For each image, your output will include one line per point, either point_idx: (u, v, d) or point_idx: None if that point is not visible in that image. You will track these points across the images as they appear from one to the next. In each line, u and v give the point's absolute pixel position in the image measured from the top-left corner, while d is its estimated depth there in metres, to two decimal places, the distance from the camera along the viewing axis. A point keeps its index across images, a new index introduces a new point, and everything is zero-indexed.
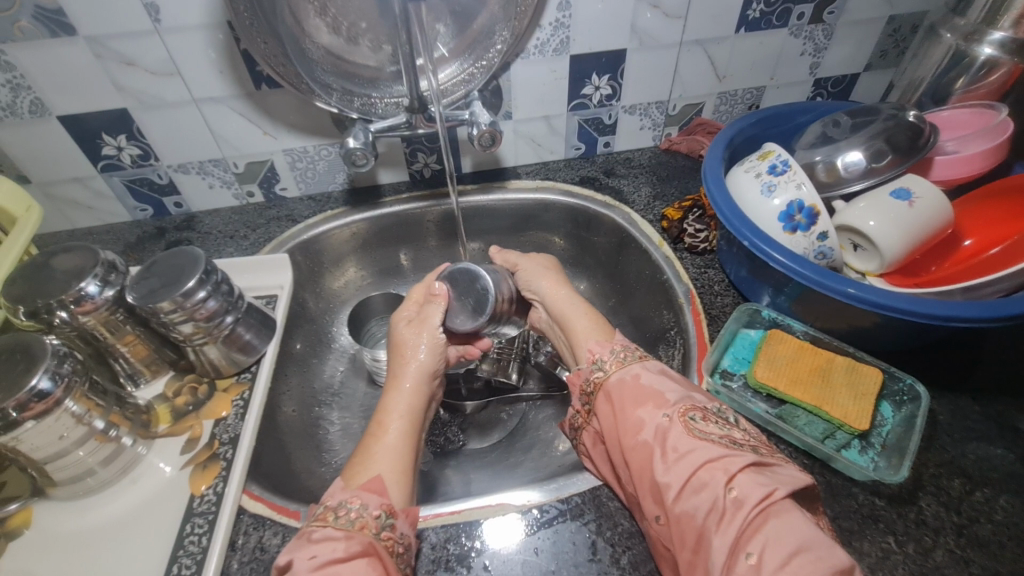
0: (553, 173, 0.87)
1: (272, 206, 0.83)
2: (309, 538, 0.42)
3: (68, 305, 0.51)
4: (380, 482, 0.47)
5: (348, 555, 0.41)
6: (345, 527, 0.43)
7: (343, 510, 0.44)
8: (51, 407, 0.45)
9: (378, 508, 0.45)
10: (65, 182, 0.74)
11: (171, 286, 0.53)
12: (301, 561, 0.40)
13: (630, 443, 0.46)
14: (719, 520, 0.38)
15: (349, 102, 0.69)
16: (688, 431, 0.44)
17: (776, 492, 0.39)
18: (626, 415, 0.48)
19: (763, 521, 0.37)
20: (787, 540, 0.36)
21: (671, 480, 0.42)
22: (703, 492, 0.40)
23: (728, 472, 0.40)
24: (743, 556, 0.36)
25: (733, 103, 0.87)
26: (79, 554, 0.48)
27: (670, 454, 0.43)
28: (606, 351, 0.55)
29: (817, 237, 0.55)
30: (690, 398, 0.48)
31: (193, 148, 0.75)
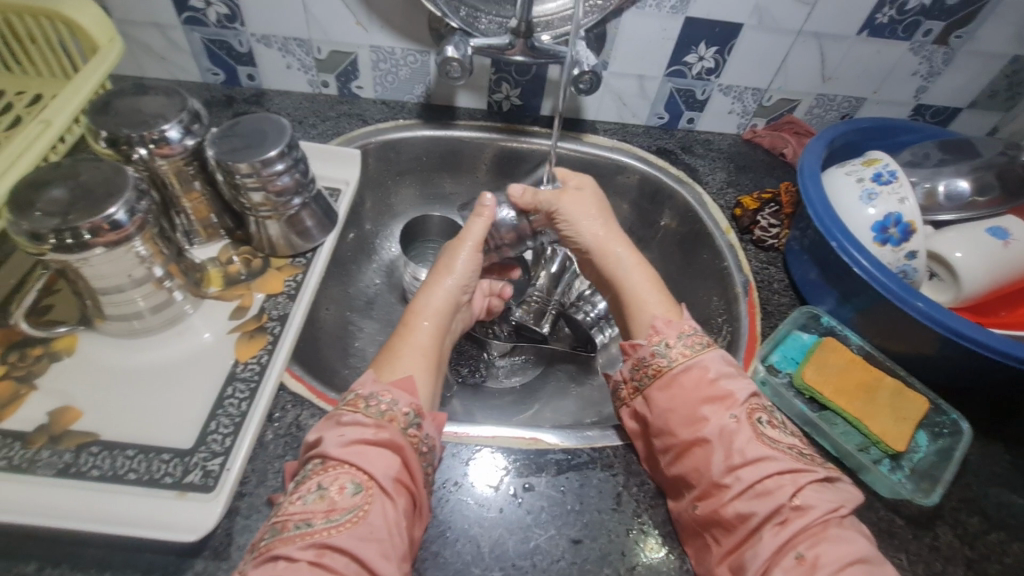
0: (631, 136, 0.84)
1: (344, 101, 0.81)
2: (338, 421, 0.43)
3: (149, 144, 0.50)
4: (412, 381, 0.47)
5: (376, 440, 0.42)
6: (376, 417, 0.43)
7: (374, 400, 0.44)
8: (122, 240, 0.44)
9: (408, 406, 0.45)
10: (144, 26, 0.72)
11: (254, 150, 0.51)
12: (330, 437, 0.42)
13: (688, 436, 0.45)
14: (776, 526, 0.41)
15: (455, 9, 0.66)
16: (756, 435, 0.44)
17: (840, 510, 0.41)
18: (686, 406, 0.46)
19: (823, 530, 0.40)
20: (847, 554, 0.39)
21: (732, 479, 0.43)
22: (766, 498, 0.41)
23: (797, 484, 0.42)
24: (792, 555, 0.40)
25: (828, 108, 0.84)
26: (122, 388, 0.48)
27: (733, 454, 0.44)
28: (673, 334, 0.50)
29: (906, 254, 0.55)
30: (756, 397, 0.47)
31: (282, 21, 0.72)
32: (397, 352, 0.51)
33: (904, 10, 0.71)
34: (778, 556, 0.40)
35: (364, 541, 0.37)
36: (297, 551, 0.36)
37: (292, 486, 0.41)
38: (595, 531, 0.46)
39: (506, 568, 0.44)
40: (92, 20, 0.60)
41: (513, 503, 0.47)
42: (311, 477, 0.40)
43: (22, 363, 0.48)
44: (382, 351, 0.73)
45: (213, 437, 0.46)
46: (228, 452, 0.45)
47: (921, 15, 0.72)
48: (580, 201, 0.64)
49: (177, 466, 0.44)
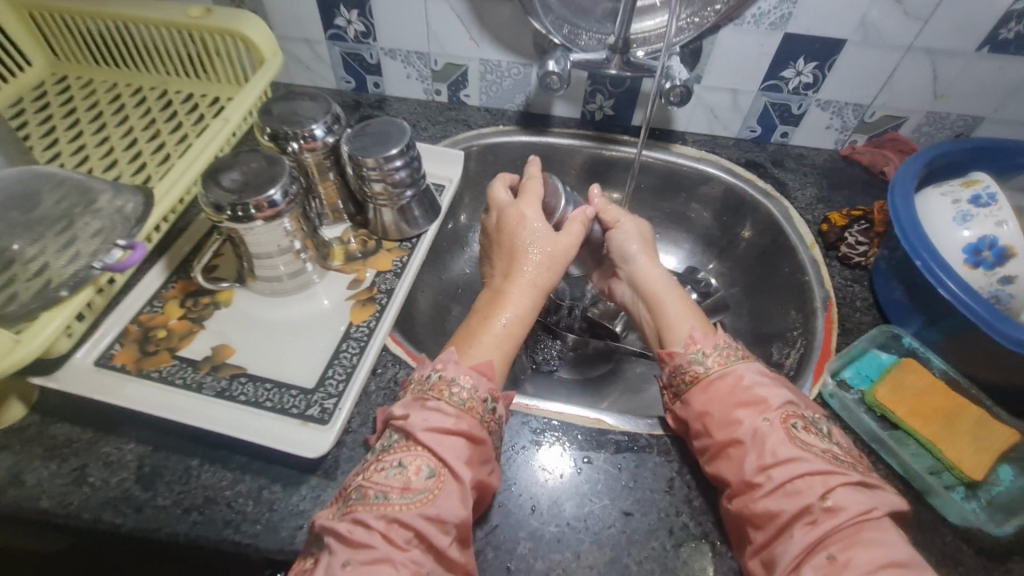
0: (720, 148, 0.86)
1: (452, 108, 0.91)
2: (424, 404, 0.48)
3: (300, 140, 0.61)
4: (490, 365, 0.52)
5: (455, 430, 0.47)
6: (457, 406, 0.48)
7: (456, 389, 0.49)
8: (276, 216, 0.55)
9: (485, 394, 0.50)
10: (297, 41, 0.86)
11: (379, 148, 0.61)
12: (416, 419, 0.47)
13: (723, 437, 0.48)
14: (807, 524, 0.42)
15: (558, 27, 0.73)
16: (789, 438, 0.46)
17: (874, 512, 0.42)
18: (721, 410, 0.49)
19: (856, 531, 0.41)
20: (879, 555, 0.40)
21: (763, 478, 0.45)
22: (796, 498, 0.43)
23: (827, 485, 0.43)
24: (823, 554, 0.41)
25: (940, 126, 0.80)
26: (264, 335, 0.60)
27: (766, 454, 0.46)
28: (709, 345, 0.54)
29: (999, 279, 0.53)
30: (793, 404, 0.49)
31: (407, 37, 0.82)
32: (478, 339, 0.55)
33: None
34: (808, 553, 0.41)
35: (433, 521, 0.42)
36: (374, 519, 0.42)
37: (377, 455, 0.47)
38: (646, 507, 0.50)
39: (561, 526, 0.49)
40: (261, 36, 0.74)
41: (573, 472, 0.52)
42: (394, 453, 0.46)
43: (196, 307, 0.61)
44: None
45: (329, 382, 0.56)
46: (341, 395, 0.55)
47: None
48: (632, 224, 0.68)
49: (301, 401, 0.54)
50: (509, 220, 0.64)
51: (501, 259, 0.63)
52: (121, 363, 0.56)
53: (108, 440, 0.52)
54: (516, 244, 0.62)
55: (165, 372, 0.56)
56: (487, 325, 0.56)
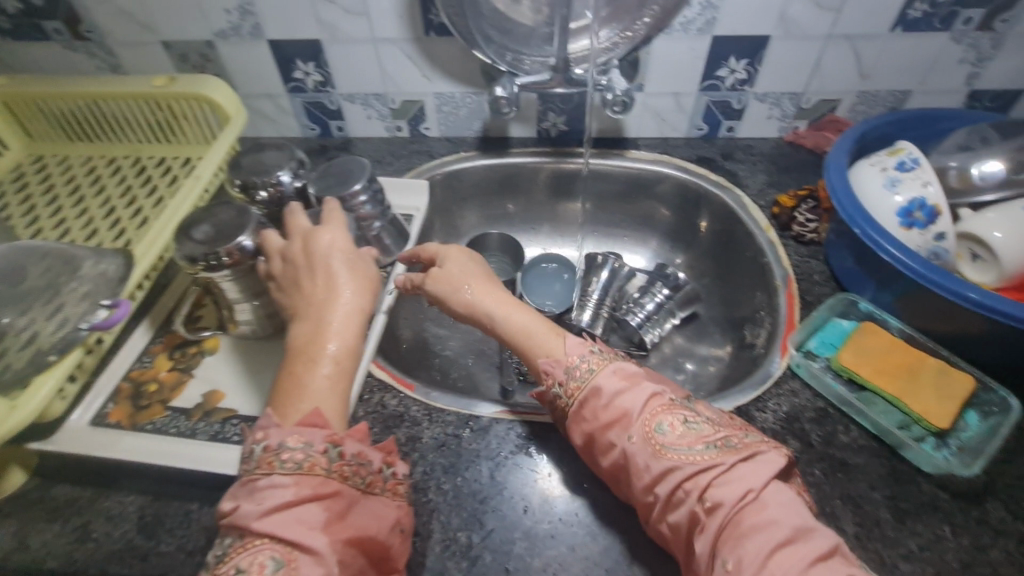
0: (671, 149, 0.90)
1: (415, 141, 0.95)
2: (254, 485, 0.42)
3: (268, 188, 0.65)
4: (317, 414, 0.46)
5: (297, 500, 0.41)
6: (294, 471, 0.42)
7: (285, 452, 0.42)
8: (248, 260, 0.58)
9: (322, 443, 0.44)
10: (260, 97, 0.90)
11: (341, 186, 0.65)
12: (250, 508, 0.41)
13: (607, 464, 0.49)
14: (699, 529, 0.42)
15: (502, 55, 0.77)
16: (657, 448, 0.46)
17: (748, 494, 0.42)
18: (596, 436, 0.49)
19: (737, 521, 0.41)
20: (762, 542, 0.39)
21: (653, 496, 0.46)
22: (683, 505, 0.44)
23: (702, 483, 0.43)
24: (720, 562, 0.40)
25: (872, 104, 0.85)
26: (252, 376, 0.62)
27: (643, 474, 0.46)
28: (558, 367, 0.52)
29: (933, 236, 0.57)
30: (654, 402, 0.49)
31: (364, 81, 0.87)
32: (301, 390, 0.48)
33: (938, 3, 0.73)
34: (710, 559, 0.41)
35: None
36: None
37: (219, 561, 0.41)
38: None
39: (553, 522, 0.51)
40: (224, 97, 0.78)
41: (562, 470, 0.54)
42: (231, 556, 0.40)
43: (183, 358, 0.63)
44: (453, 354, 0.84)
45: None
46: None
47: (957, 5, 0.73)
48: (455, 258, 0.61)
49: None
50: (318, 242, 0.55)
51: (314, 281, 0.54)
52: (116, 420, 0.57)
53: (109, 495, 0.54)
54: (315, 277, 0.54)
55: (159, 423, 0.57)
56: (313, 357, 0.49)
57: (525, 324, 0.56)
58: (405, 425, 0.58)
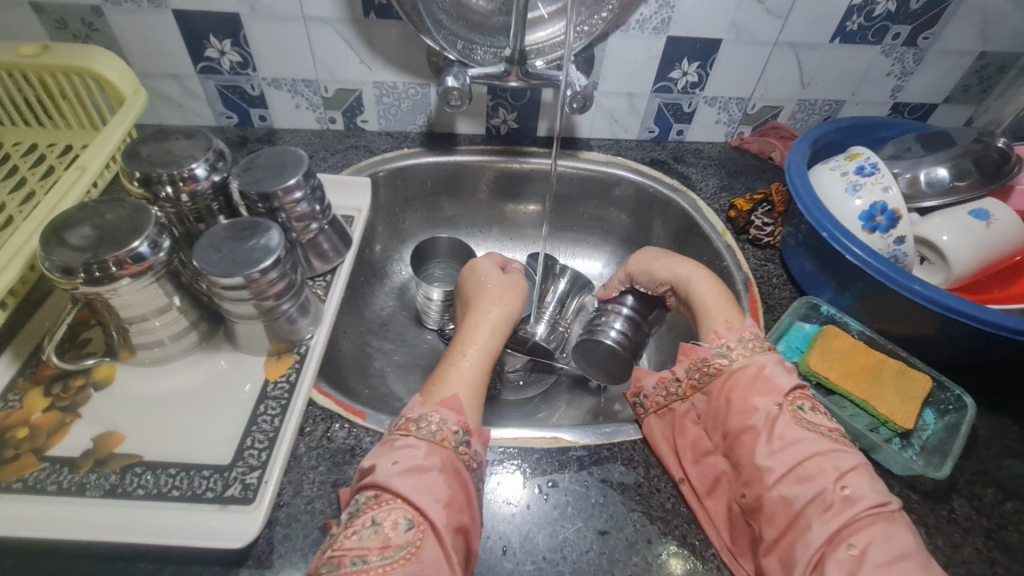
0: (624, 150, 0.88)
1: (350, 135, 0.86)
2: (392, 445, 0.46)
3: (177, 182, 0.53)
4: (456, 401, 0.50)
5: (429, 466, 0.44)
6: (428, 438, 0.46)
7: (424, 422, 0.47)
8: (145, 270, 0.47)
9: (456, 425, 0.48)
10: (163, 78, 0.77)
11: (274, 181, 0.56)
12: (384, 467, 0.44)
13: (737, 424, 0.47)
14: (825, 513, 0.41)
15: (452, 43, 0.71)
16: (797, 421, 0.46)
17: (889, 503, 0.41)
18: (738, 397, 0.48)
19: (872, 522, 0.40)
20: (897, 547, 0.39)
21: (775, 465, 0.44)
22: (807, 483, 0.43)
23: (839, 470, 0.43)
24: (843, 547, 0.39)
25: (810, 112, 0.88)
26: (159, 412, 0.50)
27: (775, 440, 0.45)
28: (733, 338, 0.52)
29: (894, 240, 0.58)
30: (801, 390, 0.49)
31: (291, 65, 0.77)
32: (444, 381, 0.54)
33: (872, 16, 0.76)
34: (829, 546, 0.40)
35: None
36: None
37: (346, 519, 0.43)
38: (620, 522, 0.48)
39: (537, 562, 0.45)
40: (118, 74, 0.65)
41: (540, 501, 0.48)
42: (364, 511, 0.42)
43: (65, 394, 0.50)
44: (401, 371, 0.76)
45: (250, 453, 0.48)
46: (265, 466, 0.47)
47: (888, 20, 0.76)
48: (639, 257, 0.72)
49: (216, 481, 0.46)
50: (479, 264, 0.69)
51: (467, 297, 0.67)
52: None
53: None
54: (478, 299, 0.64)
55: (31, 480, 0.45)
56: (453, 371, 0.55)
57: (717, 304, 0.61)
58: (357, 460, 0.49)
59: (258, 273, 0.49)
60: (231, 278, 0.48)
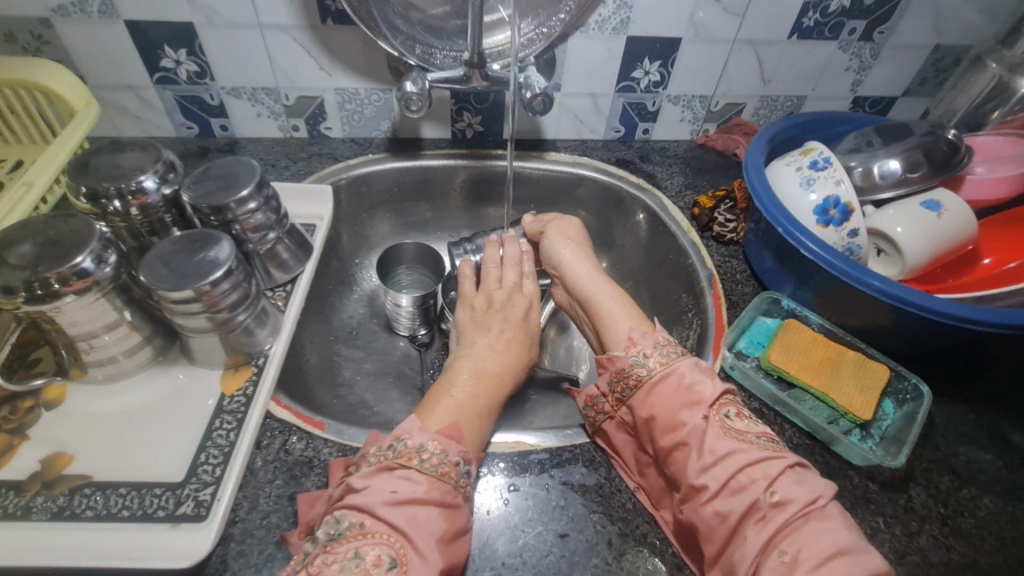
0: (591, 151, 0.89)
1: (314, 143, 0.85)
2: (388, 471, 0.44)
3: (125, 196, 0.52)
4: (457, 428, 0.49)
5: (427, 501, 0.43)
6: (429, 472, 0.44)
7: (427, 453, 0.45)
8: (90, 286, 0.46)
9: (458, 457, 0.46)
10: (119, 89, 0.76)
11: (225, 191, 0.55)
12: (377, 495, 0.42)
13: (667, 442, 0.47)
14: (758, 522, 0.42)
15: (410, 48, 0.71)
16: (725, 431, 0.47)
17: (819, 500, 0.43)
18: (664, 413, 0.48)
19: (803, 523, 0.42)
20: (830, 547, 0.40)
21: (707, 479, 0.45)
22: (741, 494, 0.43)
23: (768, 476, 0.44)
24: (776, 553, 0.41)
25: (773, 108, 0.89)
26: (111, 430, 0.50)
27: (706, 454, 0.46)
28: (649, 344, 0.53)
29: (848, 233, 0.58)
30: (726, 396, 0.50)
31: (249, 74, 0.76)
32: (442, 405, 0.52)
33: (828, 12, 0.77)
34: (763, 555, 0.41)
35: None
36: None
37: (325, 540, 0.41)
38: (581, 524, 0.48)
39: (496, 568, 0.45)
40: (68, 87, 0.64)
41: (500, 506, 0.48)
42: (347, 540, 0.40)
43: (13, 416, 0.49)
44: (370, 378, 0.75)
45: (203, 469, 0.47)
46: (219, 482, 0.46)
47: (843, 16, 0.77)
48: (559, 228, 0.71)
49: (169, 499, 0.45)
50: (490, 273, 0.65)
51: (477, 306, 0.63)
52: None
53: None
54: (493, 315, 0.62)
55: None
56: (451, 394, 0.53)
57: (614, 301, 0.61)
58: (315, 471, 0.49)
59: (208, 285, 0.48)
60: (180, 292, 0.47)
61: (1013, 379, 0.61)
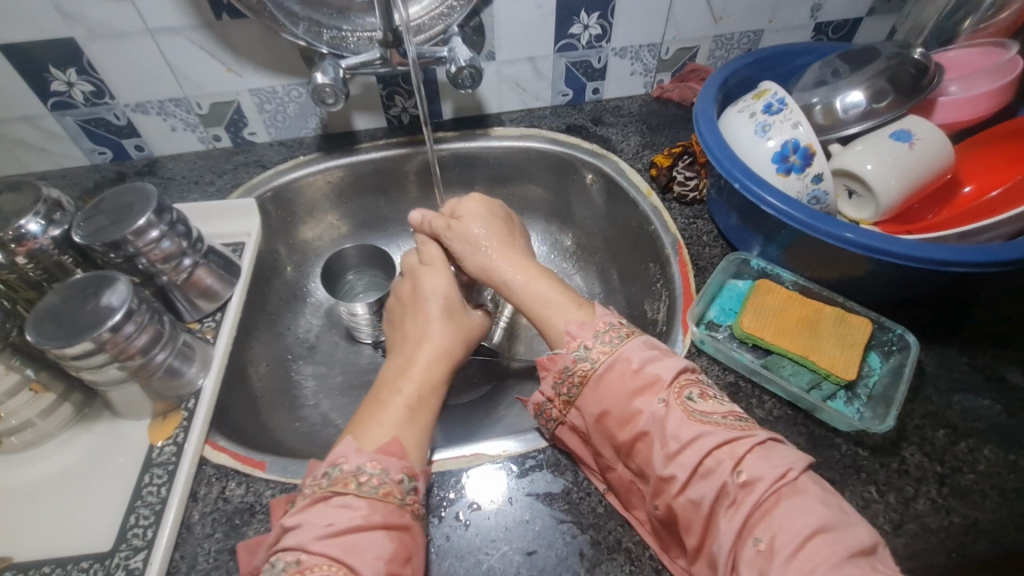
0: (539, 120, 0.82)
1: (240, 151, 0.79)
2: (326, 502, 0.40)
3: (8, 245, 0.47)
4: (338, 433, 0.45)
5: (370, 525, 0.39)
6: (369, 494, 0.40)
7: (364, 476, 0.41)
8: None
9: (401, 474, 0.42)
10: (12, 121, 0.69)
11: (120, 225, 0.50)
12: (313, 529, 0.38)
13: (627, 434, 0.43)
14: (729, 509, 0.38)
15: (317, 34, 0.64)
16: (688, 414, 0.42)
17: (790, 474, 0.38)
18: (618, 404, 0.44)
19: (776, 502, 0.37)
20: (807, 525, 0.35)
21: (673, 470, 0.40)
22: (709, 480, 0.39)
23: (735, 456, 0.39)
24: (751, 542, 0.36)
25: (729, 48, 0.80)
26: (33, 503, 0.46)
27: (669, 441, 0.41)
28: (589, 336, 0.48)
29: (812, 179, 0.53)
30: (685, 372, 0.45)
31: (152, 87, 0.70)
32: None
33: None
34: (739, 545, 0.36)
35: None
36: None
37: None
38: (549, 538, 0.44)
39: None
40: None
41: (461, 528, 0.45)
42: None
43: None
44: (332, 395, 0.71)
45: (134, 533, 0.43)
46: (150, 546, 0.43)
47: None
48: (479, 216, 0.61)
49: (98, 572, 0.42)
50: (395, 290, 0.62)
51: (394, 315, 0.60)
52: None
53: None
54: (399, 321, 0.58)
55: None
56: None
57: (545, 293, 0.54)
58: (257, 517, 0.44)
59: (109, 332, 0.44)
60: (75, 346, 0.42)
61: (1006, 313, 0.57)
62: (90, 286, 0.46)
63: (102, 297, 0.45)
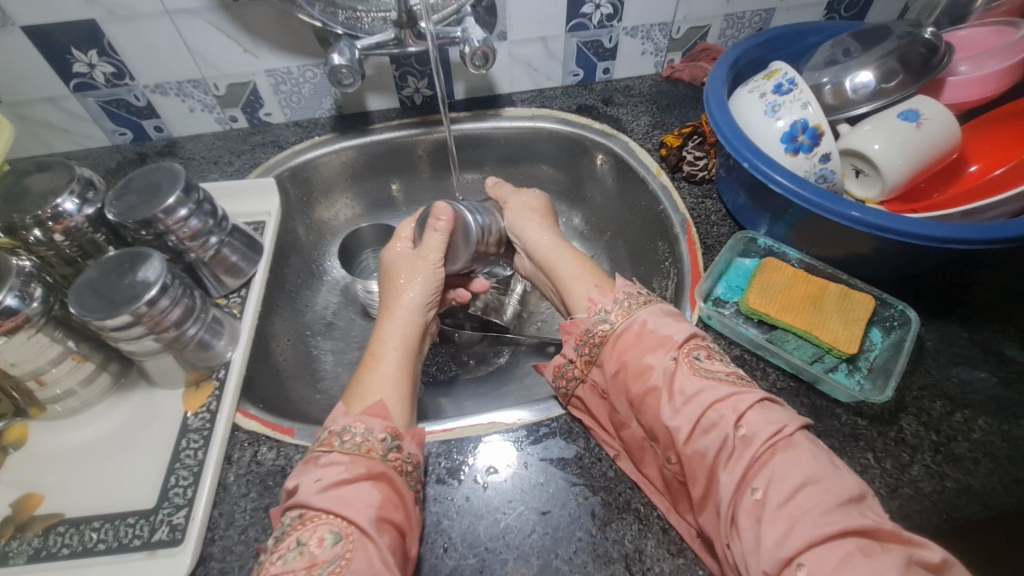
0: (550, 100, 0.83)
1: (257, 131, 0.80)
2: (315, 463, 0.43)
3: (46, 222, 0.50)
4: (383, 406, 0.47)
5: (354, 477, 0.41)
6: (351, 452, 0.43)
7: (348, 435, 0.44)
8: (21, 324, 0.45)
9: (383, 432, 0.45)
10: (36, 102, 0.71)
11: (151, 203, 0.52)
12: (308, 485, 0.41)
13: (640, 388, 0.45)
14: (729, 462, 0.40)
15: (333, 15, 0.65)
16: (694, 371, 0.44)
17: (785, 430, 0.40)
18: (633, 359, 0.46)
19: (771, 457, 0.39)
20: (799, 476, 0.37)
21: (680, 422, 0.42)
22: (712, 433, 0.41)
23: (737, 411, 0.41)
24: (749, 492, 0.38)
25: (740, 27, 0.81)
26: (79, 464, 0.49)
27: (676, 396, 0.43)
28: (609, 301, 0.51)
29: (819, 159, 0.54)
30: (695, 336, 0.47)
31: (170, 68, 0.71)
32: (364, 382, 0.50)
33: None
34: (738, 495, 0.38)
35: None
36: None
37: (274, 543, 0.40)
38: (562, 499, 0.47)
39: (479, 553, 0.44)
40: None
41: (479, 490, 0.47)
42: (291, 533, 0.39)
43: None
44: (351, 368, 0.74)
45: (174, 492, 0.46)
46: (190, 503, 0.46)
47: None
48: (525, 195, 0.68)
49: (143, 527, 0.45)
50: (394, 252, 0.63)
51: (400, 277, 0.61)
52: None
53: None
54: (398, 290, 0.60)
55: None
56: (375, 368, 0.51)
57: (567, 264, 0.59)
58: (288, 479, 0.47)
59: (145, 305, 0.46)
60: (115, 318, 0.45)
61: (1006, 290, 0.59)
62: (127, 265, 0.48)
63: (138, 274, 0.48)
